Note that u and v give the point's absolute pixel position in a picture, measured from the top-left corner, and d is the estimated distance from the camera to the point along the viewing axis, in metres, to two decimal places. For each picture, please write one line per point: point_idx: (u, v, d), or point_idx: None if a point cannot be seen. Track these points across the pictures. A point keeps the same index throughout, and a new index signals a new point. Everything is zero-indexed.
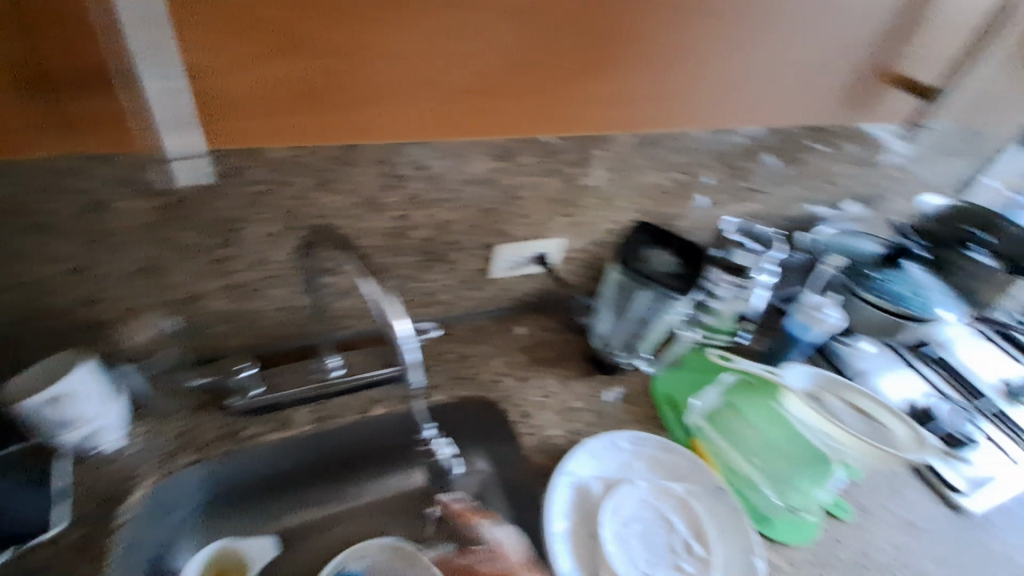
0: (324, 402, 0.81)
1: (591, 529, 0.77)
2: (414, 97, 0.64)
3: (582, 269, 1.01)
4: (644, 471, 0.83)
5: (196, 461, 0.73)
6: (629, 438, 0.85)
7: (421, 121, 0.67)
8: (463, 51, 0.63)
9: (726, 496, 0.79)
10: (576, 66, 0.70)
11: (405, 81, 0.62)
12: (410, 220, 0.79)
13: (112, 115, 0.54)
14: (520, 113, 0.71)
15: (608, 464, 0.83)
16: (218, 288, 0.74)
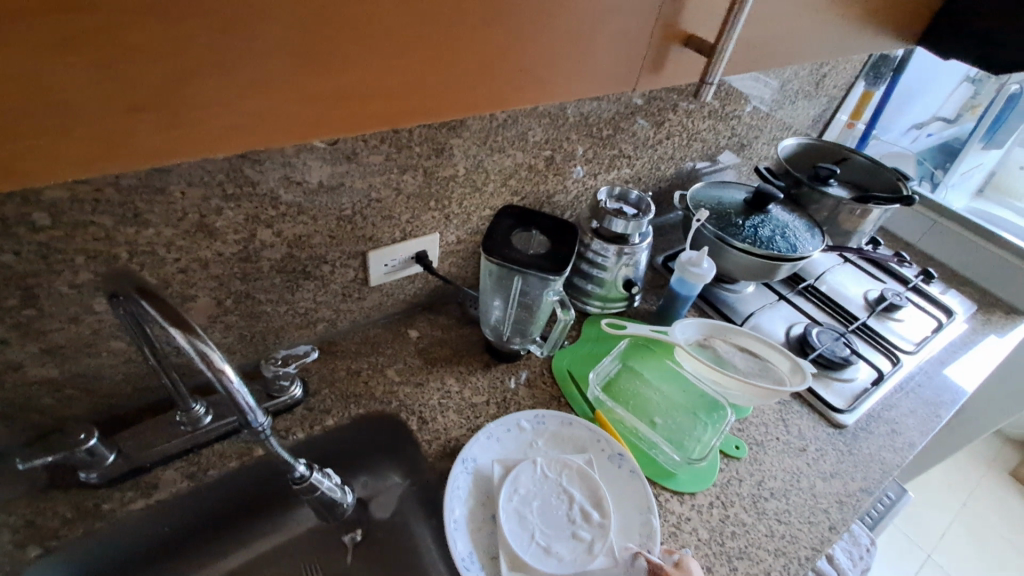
0: (194, 455, 0.74)
1: (491, 513, 0.75)
2: (42, 133, 0.47)
3: (467, 260, 0.99)
4: (546, 449, 0.81)
5: (48, 550, 0.64)
6: (529, 419, 0.84)
7: (74, 161, 0.50)
8: (89, 62, 0.45)
9: (625, 460, 0.80)
10: (302, 60, 0.55)
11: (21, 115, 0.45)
12: (258, 241, 0.72)
13: None
14: (237, 125, 0.56)
15: (509, 447, 0.81)
16: (35, 353, 0.64)
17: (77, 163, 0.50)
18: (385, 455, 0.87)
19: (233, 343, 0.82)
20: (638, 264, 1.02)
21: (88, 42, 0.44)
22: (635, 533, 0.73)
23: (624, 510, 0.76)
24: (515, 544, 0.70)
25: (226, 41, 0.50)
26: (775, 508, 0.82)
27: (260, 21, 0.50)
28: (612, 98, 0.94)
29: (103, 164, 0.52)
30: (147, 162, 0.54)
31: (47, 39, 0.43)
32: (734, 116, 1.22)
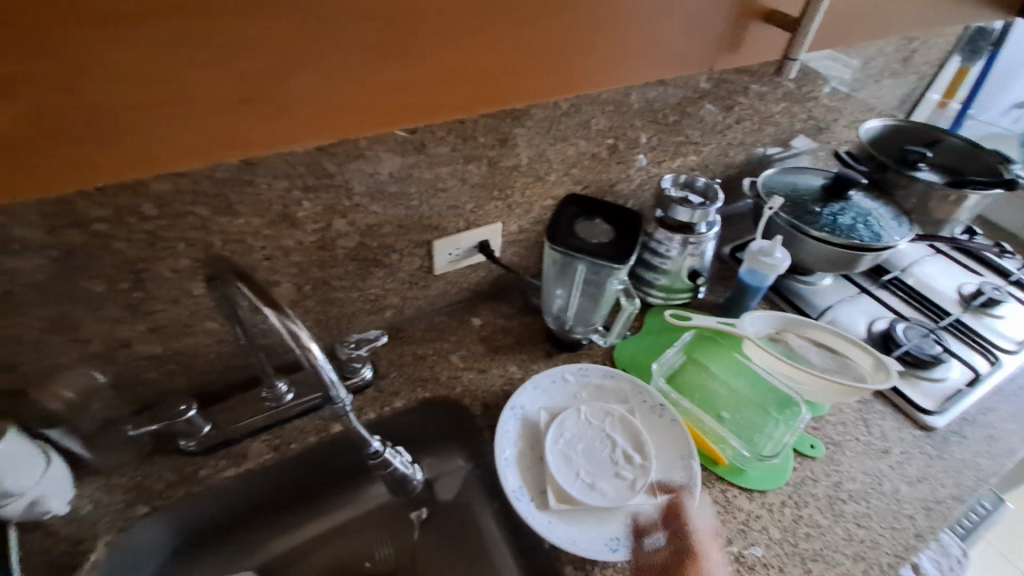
0: (278, 429, 0.79)
1: (539, 456, 0.76)
2: (163, 126, 0.56)
3: (529, 249, 0.99)
4: (589, 399, 0.83)
5: (155, 509, 0.71)
6: (573, 370, 0.85)
7: (187, 151, 0.59)
8: (202, 62, 0.54)
9: (667, 409, 0.80)
10: (377, 53, 0.62)
11: (154, 100, 0.54)
12: (334, 230, 0.76)
13: None
14: (322, 116, 0.64)
15: (553, 396, 0.83)
16: (144, 332, 0.71)
17: (188, 154, 0.59)
18: (450, 438, 0.90)
19: (311, 328, 0.87)
20: (704, 255, 0.99)
21: (201, 43, 0.53)
22: (678, 474, 0.74)
23: (665, 453, 0.77)
24: (562, 480, 0.71)
25: (313, 38, 0.58)
26: (853, 511, 0.78)
27: (342, 19, 0.58)
28: (680, 83, 0.92)
29: (209, 155, 0.61)
30: (244, 151, 0.62)
31: (181, 36, 0.52)
32: (811, 98, 1.15)
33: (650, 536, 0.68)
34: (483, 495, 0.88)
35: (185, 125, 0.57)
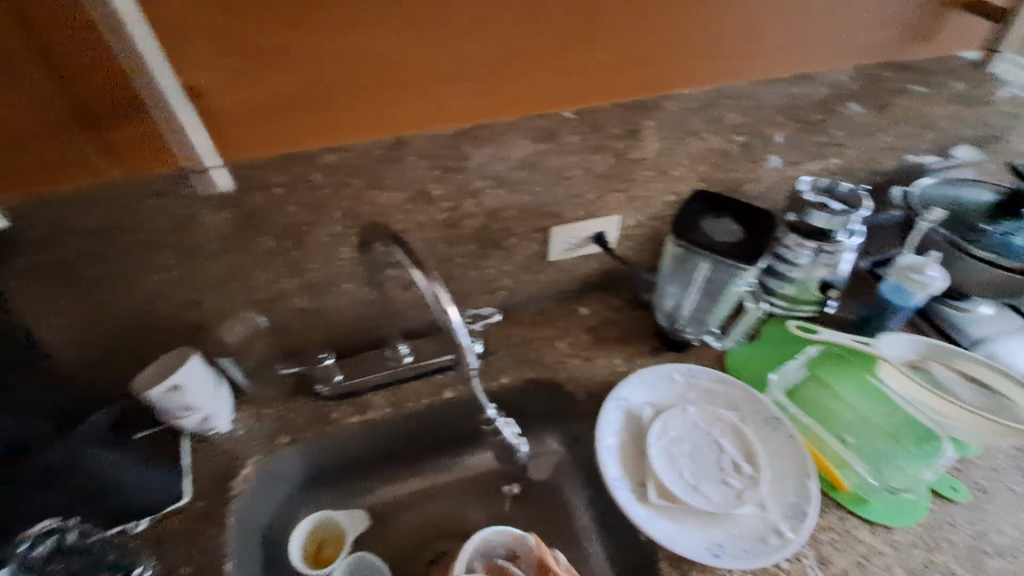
0: (397, 387, 0.87)
1: (641, 451, 0.76)
2: (379, 98, 0.65)
3: (644, 245, 0.98)
4: (697, 402, 0.81)
5: (293, 441, 0.81)
6: (681, 370, 0.83)
7: (394, 120, 0.68)
8: (421, 42, 0.62)
9: (783, 423, 0.77)
10: (561, 36, 0.67)
11: (374, 68, 0.62)
12: (464, 210, 0.81)
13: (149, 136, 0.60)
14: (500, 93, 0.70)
15: (659, 393, 0.82)
16: (297, 287, 0.81)
17: (393, 123, 0.68)
18: (549, 421, 0.93)
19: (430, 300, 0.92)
20: (837, 267, 0.92)
21: (422, 25, 0.61)
22: (790, 492, 0.71)
23: (776, 468, 0.74)
24: (666, 477, 0.71)
25: (512, 22, 0.64)
26: (997, 567, 0.69)
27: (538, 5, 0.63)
28: (827, 79, 0.86)
29: (409, 126, 0.69)
30: (438, 124, 0.70)
31: (411, 19, 0.60)
32: (988, 101, 1.01)
33: (754, 549, 0.66)
34: (577, 480, 0.90)
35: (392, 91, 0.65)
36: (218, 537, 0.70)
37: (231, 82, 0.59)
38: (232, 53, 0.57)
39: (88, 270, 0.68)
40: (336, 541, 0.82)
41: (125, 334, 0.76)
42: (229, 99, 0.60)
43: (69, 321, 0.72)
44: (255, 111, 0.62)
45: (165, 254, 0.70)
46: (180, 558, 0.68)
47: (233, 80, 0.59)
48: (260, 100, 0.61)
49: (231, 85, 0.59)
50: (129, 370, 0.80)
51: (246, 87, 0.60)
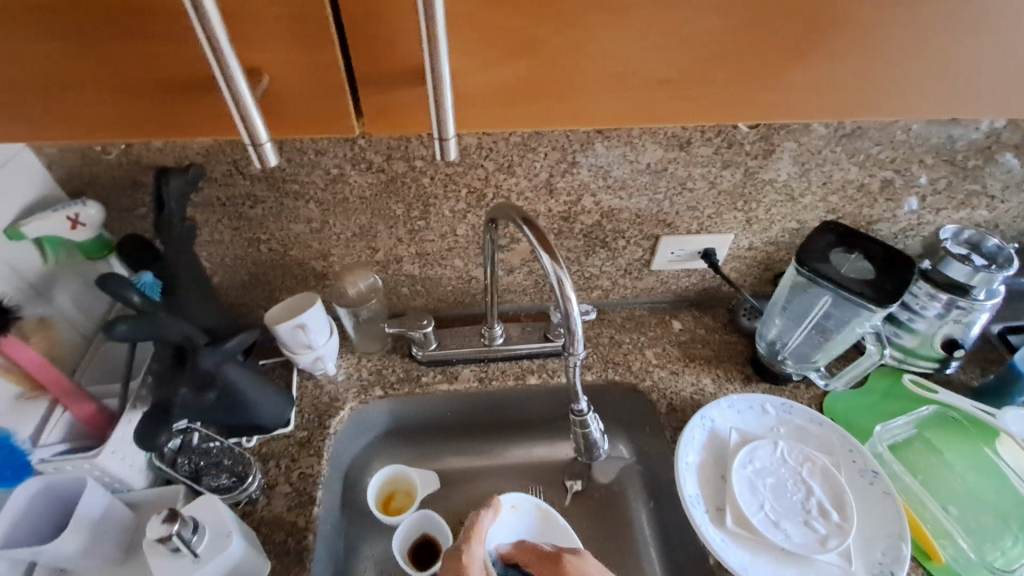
0: (486, 363, 0.91)
1: (722, 474, 0.76)
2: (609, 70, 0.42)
3: (750, 268, 0.95)
4: (789, 438, 0.79)
5: (385, 395, 0.87)
6: (775, 404, 0.81)
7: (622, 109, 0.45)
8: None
9: (881, 479, 0.73)
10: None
11: (637, 57, 0.42)
12: (580, 205, 0.82)
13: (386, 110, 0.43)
14: (787, 89, 0.45)
15: (749, 421, 0.80)
16: (411, 253, 0.87)
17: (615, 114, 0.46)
18: (623, 426, 0.92)
19: (528, 287, 0.95)
20: (971, 324, 0.84)
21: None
22: (879, 551, 0.68)
23: (867, 524, 0.71)
24: (745, 506, 0.71)
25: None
26: None
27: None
28: (992, 124, 0.79)
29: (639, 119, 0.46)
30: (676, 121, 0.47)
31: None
32: None
33: None
34: (641, 489, 0.90)
35: (648, 63, 0.42)
36: (314, 465, 0.77)
37: (490, 61, 0.41)
38: (491, 33, 0.39)
39: (252, 210, 0.78)
40: (405, 495, 0.88)
41: (263, 270, 0.86)
42: (479, 96, 0.43)
43: (224, 251, 0.82)
44: (500, 96, 0.43)
45: (311, 206, 0.79)
46: (281, 475, 0.76)
47: (487, 70, 0.42)
48: (505, 88, 0.43)
49: (492, 72, 0.42)
50: (259, 302, 0.90)
51: (494, 71, 0.42)
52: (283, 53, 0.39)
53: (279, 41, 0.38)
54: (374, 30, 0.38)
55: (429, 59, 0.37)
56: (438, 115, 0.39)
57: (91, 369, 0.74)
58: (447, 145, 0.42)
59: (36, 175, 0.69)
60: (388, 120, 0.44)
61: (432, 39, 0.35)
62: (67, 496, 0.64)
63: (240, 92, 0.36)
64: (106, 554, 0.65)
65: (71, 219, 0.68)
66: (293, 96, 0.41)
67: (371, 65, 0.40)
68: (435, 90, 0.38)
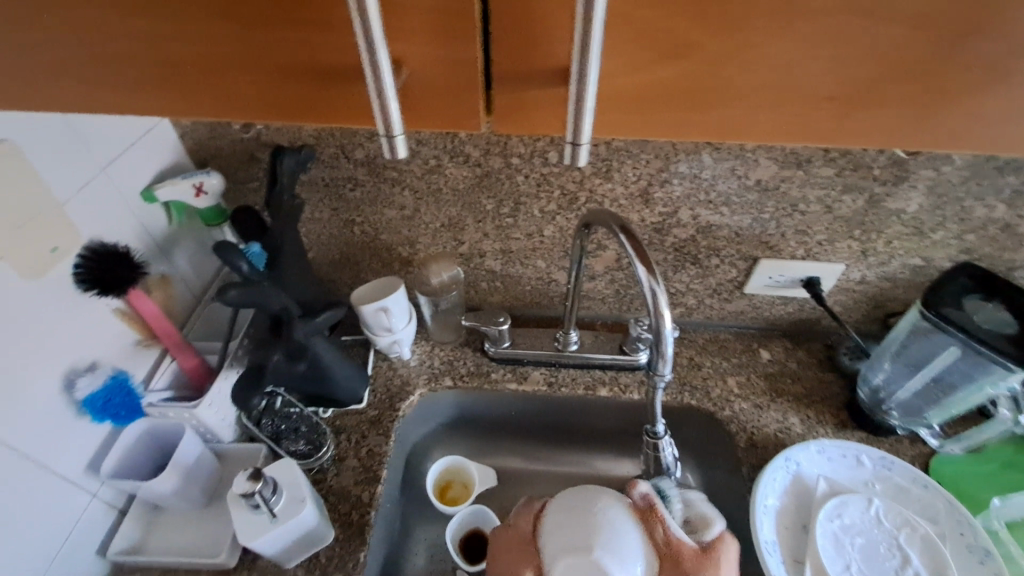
0: (557, 368, 0.89)
1: (804, 523, 0.70)
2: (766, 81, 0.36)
3: (857, 303, 0.87)
4: (886, 497, 0.71)
5: (454, 386, 0.88)
6: (873, 457, 0.74)
7: (772, 128, 0.38)
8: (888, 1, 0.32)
9: (994, 558, 0.64)
10: None
11: (808, 70, 0.35)
12: (676, 217, 0.78)
13: (516, 109, 0.39)
14: (985, 114, 0.37)
15: (841, 472, 0.73)
16: (495, 249, 0.87)
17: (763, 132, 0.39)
18: (693, 454, 0.87)
19: (607, 296, 0.92)
20: None
21: None
22: None
23: None
24: (827, 560, 0.65)
25: None
26: None
27: None
28: None
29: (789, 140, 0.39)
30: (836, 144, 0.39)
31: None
32: None
33: None
34: None
35: (817, 78, 0.35)
36: (381, 445, 0.80)
37: (634, 65, 0.36)
38: (640, 34, 0.34)
39: (351, 193, 0.81)
40: (460, 486, 0.89)
41: (354, 251, 0.89)
42: (617, 101, 0.38)
43: (322, 229, 0.86)
44: (639, 104, 0.38)
45: (407, 194, 0.81)
46: (351, 450, 0.79)
47: (631, 74, 0.36)
48: (646, 95, 0.37)
49: (635, 76, 0.36)
50: (346, 281, 0.94)
51: (636, 75, 0.36)
52: (424, 44, 0.35)
53: (420, 28, 0.35)
54: (519, 24, 0.34)
55: (576, 60, 0.31)
56: (578, 117, 0.33)
57: (198, 325, 0.80)
58: (579, 151, 0.35)
59: (168, 140, 0.75)
60: (519, 118, 0.39)
61: (585, 40, 0.30)
62: (167, 439, 0.70)
63: (384, 81, 0.33)
64: (194, 497, 0.70)
65: (196, 188, 0.73)
66: (428, 88, 0.38)
67: (511, 60, 0.36)
68: (578, 91, 0.32)
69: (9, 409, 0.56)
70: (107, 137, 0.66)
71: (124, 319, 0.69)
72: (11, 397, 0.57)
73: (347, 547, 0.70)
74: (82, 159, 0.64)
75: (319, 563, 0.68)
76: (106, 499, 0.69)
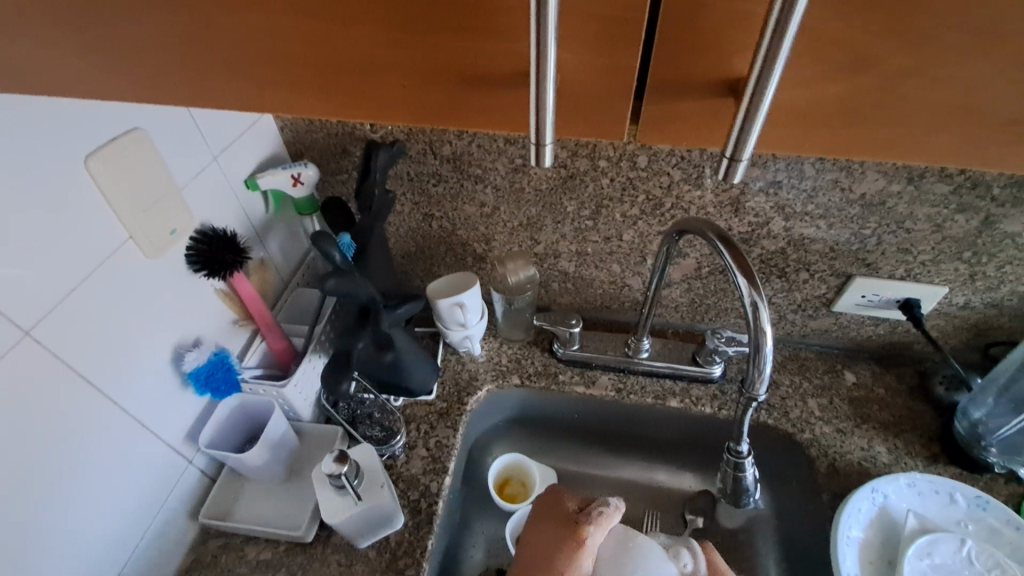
0: (626, 375, 0.88)
1: (889, 560, 0.66)
2: (936, 102, 0.32)
3: (957, 329, 0.81)
4: (984, 541, 0.66)
5: (521, 384, 0.88)
6: (969, 497, 0.68)
7: (931, 149, 0.35)
8: None
9: None
10: None
11: (1003, 89, 0.31)
12: (766, 228, 0.75)
13: (668, 123, 0.35)
14: None
15: (931, 509, 0.69)
16: (571, 251, 0.86)
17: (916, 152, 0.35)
18: (765, 473, 0.83)
19: (681, 304, 0.90)
20: None
21: None
22: None
23: None
24: None
25: None
26: None
27: None
28: None
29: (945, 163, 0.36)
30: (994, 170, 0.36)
31: None
32: None
33: None
34: (774, 546, 0.80)
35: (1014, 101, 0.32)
36: (449, 438, 0.81)
37: (800, 79, 0.32)
38: (817, 46, 0.31)
39: (434, 188, 0.83)
40: (519, 483, 0.89)
41: (431, 245, 0.91)
42: (777, 115, 0.34)
43: (403, 223, 0.89)
44: (798, 118, 0.34)
45: (488, 191, 0.81)
46: (420, 439, 0.81)
47: (791, 89, 0.33)
48: (811, 110, 0.34)
49: (798, 92, 0.33)
50: (421, 273, 0.96)
51: (791, 92, 0.33)
52: (586, 48, 0.31)
53: (581, 32, 0.31)
54: (694, 33, 0.30)
55: (756, 70, 0.29)
56: (744, 131, 0.31)
57: (285, 308, 0.84)
58: (735, 167, 0.33)
59: (269, 132, 0.79)
60: (671, 129, 0.35)
61: (770, 54, 0.28)
62: (256, 414, 0.75)
63: (545, 94, 0.31)
64: (277, 471, 0.74)
65: (294, 178, 0.77)
66: (571, 102, 0.34)
67: (673, 71, 0.32)
68: (751, 101, 0.30)
69: (125, 375, 0.61)
70: (220, 128, 0.70)
71: (225, 299, 0.74)
72: (128, 366, 0.62)
73: (416, 533, 0.72)
74: (198, 148, 0.68)
75: (389, 545, 0.71)
76: (199, 466, 0.73)
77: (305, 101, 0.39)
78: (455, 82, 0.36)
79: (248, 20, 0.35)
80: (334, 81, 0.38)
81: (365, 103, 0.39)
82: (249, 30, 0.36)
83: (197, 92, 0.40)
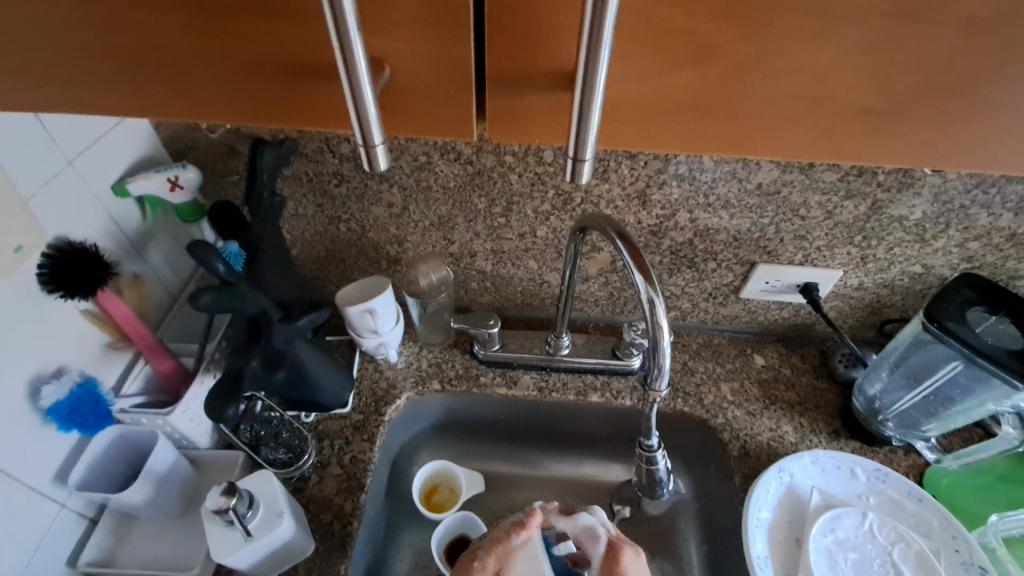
0: (547, 372, 0.87)
1: (797, 537, 0.69)
2: (766, 94, 0.34)
3: (853, 309, 0.85)
4: (879, 510, 0.70)
5: (441, 390, 0.85)
6: (867, 470, 0.73)
7: (769, 139, 0.37)
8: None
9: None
10: None
11: (840, 80, 0.33)
12: (674, 220, 0.75)
13: (516, 118, 0.37)
14: (1000, 115, 0.35)
15: (832, 483, 0.72)
16: (486, 249, 0.84)
17: (757, 142, 0.37)
18: (687, 459, 0.85)
19: (601, 298, 0.90)
20: None
21: None
22: None
23: None
24: None
25: None
26: None
27: None
28: None
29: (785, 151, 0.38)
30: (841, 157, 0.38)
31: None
32: None
33: None
34: (694, 528, 0.82)
35: (853, 90, 0.34)
36: (364, 453, 0.77)
37: (639, 74, 0.34)
38: (661, 38, 0.32)
39: (336, 189, 0.78)
40: (446, 492, 0.85)
41: (339, 249, 0.86)
42: (619, 110, 0.36)
43: (306, 227, 0.83)
44: (627, 118, 0.37)
45: (393, 191, 0.77)
46: (334, 456, 0.76)
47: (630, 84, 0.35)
48: (652, 103, 0.36)
49: (641, 84, 0.35)
50: (332, 278, 0.90)
51: (634, 84, 0.35)
52: (415, 40, 0.33)
53: (410, 26, 0.33)
54: (523, 28, 0.32)
55: (582, 67, 0.30)
56: (580, 130, 0.32)
57: (173, 326, 0.77)
58: (581, 166, 0.35)
59: (143, 132, 0.71)
60: (518, 125, 0.37)
61: (593, 43, 0.28)
62: (141, 445, 0.68)
63: (363, 95, 0.31)
64: (169, 505, 0.68)
65: (170, 181, 0.69)
66: (416, 90, 0.36)
67: (510, 67, 0.34)
68: (583, 98, 0.31)
69: None
70: (77, 127, 0.62)
71: (95, 320, 0.66)
72: None
73: (327, 558, 0.67)
74: (50, 152, 0.60)
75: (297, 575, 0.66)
76: (76, 509, 0.65)
77: (160, 91, 0.38)
78: (311, 72, 0.36)
79: (87, 7, 0.34)
80: (183, 75, 0.37)
81: (223, 96, 0.38)
82: (98, 16, 0.34)
83: (42, 82, 0.38)
